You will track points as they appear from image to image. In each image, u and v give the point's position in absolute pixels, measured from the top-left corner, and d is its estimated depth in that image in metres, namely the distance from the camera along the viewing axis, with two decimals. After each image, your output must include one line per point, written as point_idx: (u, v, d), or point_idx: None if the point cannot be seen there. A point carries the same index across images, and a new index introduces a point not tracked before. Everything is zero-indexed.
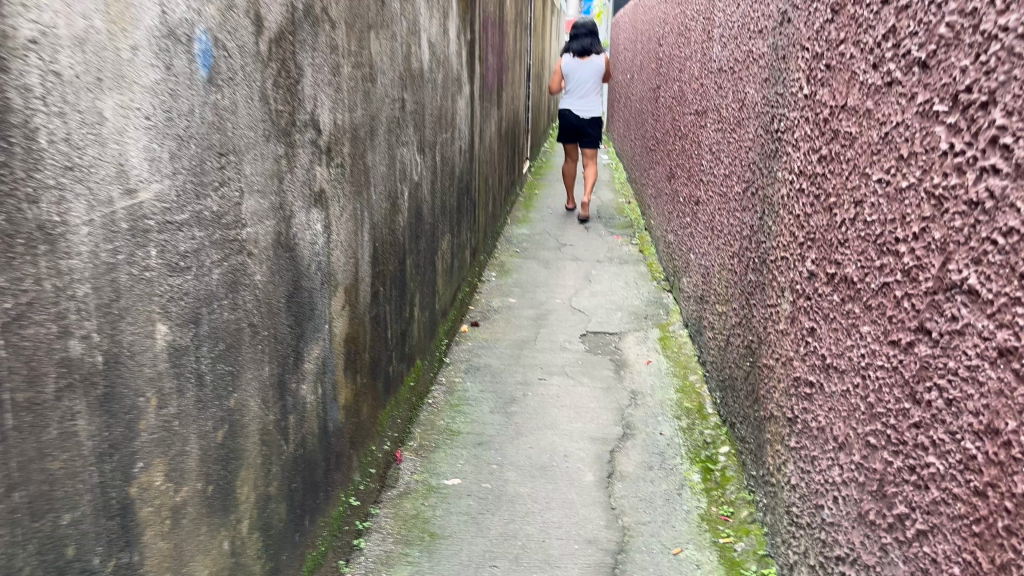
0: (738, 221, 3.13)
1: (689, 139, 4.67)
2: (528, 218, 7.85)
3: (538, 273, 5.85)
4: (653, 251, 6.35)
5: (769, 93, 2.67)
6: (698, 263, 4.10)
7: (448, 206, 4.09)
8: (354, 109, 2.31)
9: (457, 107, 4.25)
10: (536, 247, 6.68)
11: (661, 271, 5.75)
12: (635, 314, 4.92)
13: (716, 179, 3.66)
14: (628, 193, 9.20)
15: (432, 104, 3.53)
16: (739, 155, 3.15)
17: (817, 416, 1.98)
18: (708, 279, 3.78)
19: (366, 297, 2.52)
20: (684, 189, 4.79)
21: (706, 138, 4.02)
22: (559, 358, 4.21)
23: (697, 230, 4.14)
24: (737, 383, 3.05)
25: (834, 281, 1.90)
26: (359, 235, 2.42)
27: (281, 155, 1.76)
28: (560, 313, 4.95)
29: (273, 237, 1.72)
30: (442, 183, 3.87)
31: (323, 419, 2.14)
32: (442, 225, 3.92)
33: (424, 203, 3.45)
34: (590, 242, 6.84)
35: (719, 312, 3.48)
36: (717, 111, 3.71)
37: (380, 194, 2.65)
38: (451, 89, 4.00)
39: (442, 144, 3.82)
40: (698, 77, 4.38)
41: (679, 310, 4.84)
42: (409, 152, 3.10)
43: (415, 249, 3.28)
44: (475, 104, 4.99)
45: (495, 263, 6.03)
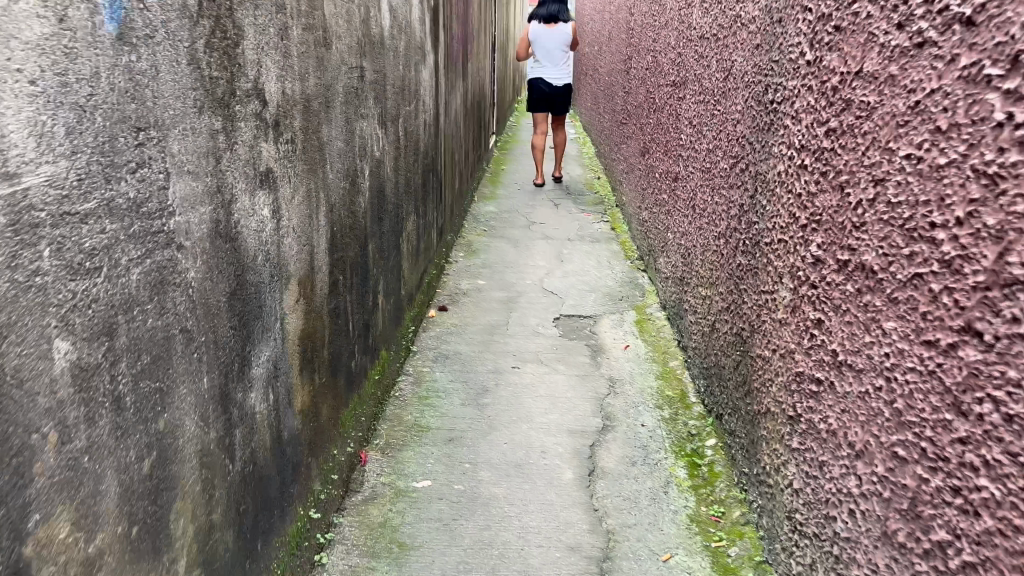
0: (725, 199, 2.93)
1: (665, 112, 4.46)
2: (496, 194, 7.60)
3: (508, 253, 5.62)
4: (626, 229, 6.15)
5: (762, 61, 2.46)
6: (677, 243, 3.90)
7: (412, 186, 3.84)
8: (306, 78, 2.05)
9: (421, 78, 3.99)
10: (505, 225, 6.45)
11: (634, 250, 5.56)
12: (611, 296, 4.73)
13: (698, 155, 3.46)
14: (598, 169, 8.99)
15: (394, 74, 3.27)
16: (725, 129, 2.94)
17: (827, 418, 1.79)
18: (689, 260, 3.59)
19: (323, 288, 2.28)
20: (660, 165, 4.58)
21: (685, 111, 3.81)
22: (532, 344, 4.00)
23: (676, 209, 3.94)
24: (725, 372, 2.87)
25: (847, 269, 1.71)
26: (314, 220, 2.17)
27: (218, 130, 1.51)
28: (532, 295, 4.73)
29: (210, 227, 1.48)
30: (405, 161, 3.62)
31: (277, 428, 1.91)
32: (406, 206, 3.67)
33: (387, 182, 3.20)
34: (561, 220, 6.62)
35: (702, 296, 3.29)
36: (699, 82, 3.49)
37: (337, 173, 2.40)
38: (413, 58, 3.73)
39: (405, 118, 3.56)
40: (675, 46, 4.15)
41: (655, 291, 4.65)
42: (370, 126, 2.84)
43: (378, 232, 3.03)
44: (440, 76, 4.72)
45: (462, 243, 5.79)
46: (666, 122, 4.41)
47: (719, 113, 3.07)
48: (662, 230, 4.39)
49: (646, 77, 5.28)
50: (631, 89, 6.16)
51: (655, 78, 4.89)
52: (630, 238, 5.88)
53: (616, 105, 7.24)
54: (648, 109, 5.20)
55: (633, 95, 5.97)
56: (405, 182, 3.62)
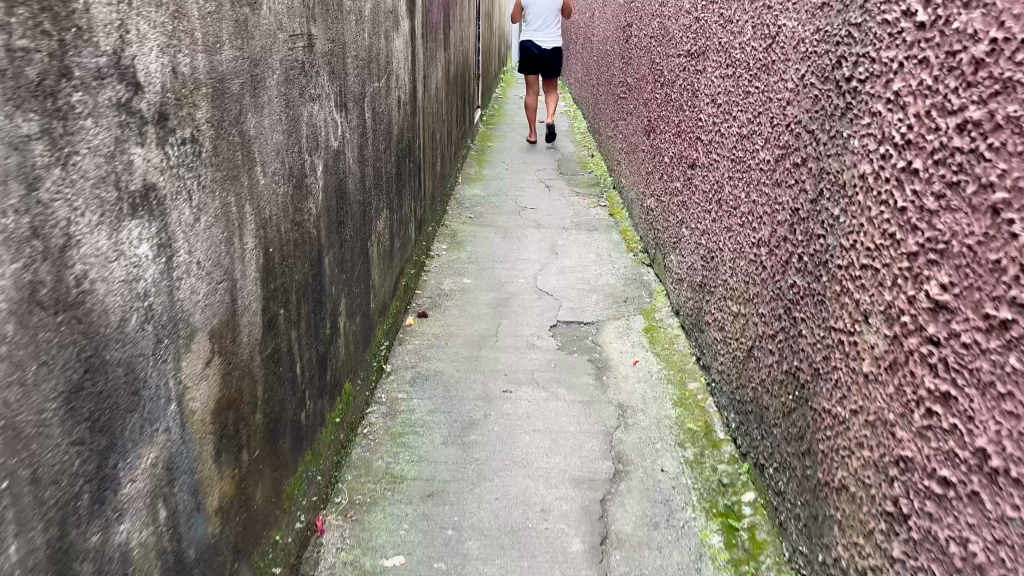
0: (768, 199, 2.36)
1: (677, 87, 3.88)
2: (482, 175, 7.00)
3: (497, 246, 5.05)
4: (626, 216, 5.59)
5: (831, 25, 1.88)
6: (696, 242, 3.34)
7: (386, 176, 3.26)
8: (217, 50, 1.46)
9: (394, 49, 3.37)
10: (493, 211, 5.86)
11: (637, 241, 5.01)
12: (614, 298, 4.17)
13: (725, 140, 2.89)
14: (591, 146, 8.39)
15: (358, 43, 2.66)
16: (770, 110, 2.37)
17: (965, 542, 1.26)
18: (714, 265, 3.04)
19: (255, 332, 1.70)
20: (670, 147, 4.01)
21: (707, 88, 3.22)
22: (527, 360, 3.45)
23: (695, 202, 3.37)
24: (768, 415, 2.33)
25: (1010, 335, 1.16)
26: (238, 245, 1.59)
27: (34, 137, 0.93)
28: (525, 298, 4.17)
29: (18, 295, 0.90)
30: (375, 150, 3.02)
31: (179, 550, 1.35)
32: (377, 203, 3.10)
33: (350, 179, 2.61)
34: (554, 205, 6.04)
35: (732, 311, 2.75)
36: (727, 51, 2.90)
37: (275, 175, 1.82)
38: (384, 23, 3.12)
39: (374, 98, 2.96)
40: (692, 9, 3.54)
41: (665, 292, 4.11)
42: (324, 110, 2.25)
43: (338, 241, 2.46)
44: (417, 47, 4.12)
45: (445, 234, 5.21)
46: (679, 99, 3.83)
47: (758, 89, 2.49)
48: (674, 224, 3.83)
49: (651, 47, 4.68)
50: (631, 60, 5.55)
51: (664, 47, 4.28)
52: (631, 226, 5.32)
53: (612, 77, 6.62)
54: (654, 82, 4.61)
55: (634, 67, 5.36)
56: (375, 175, 3.03)
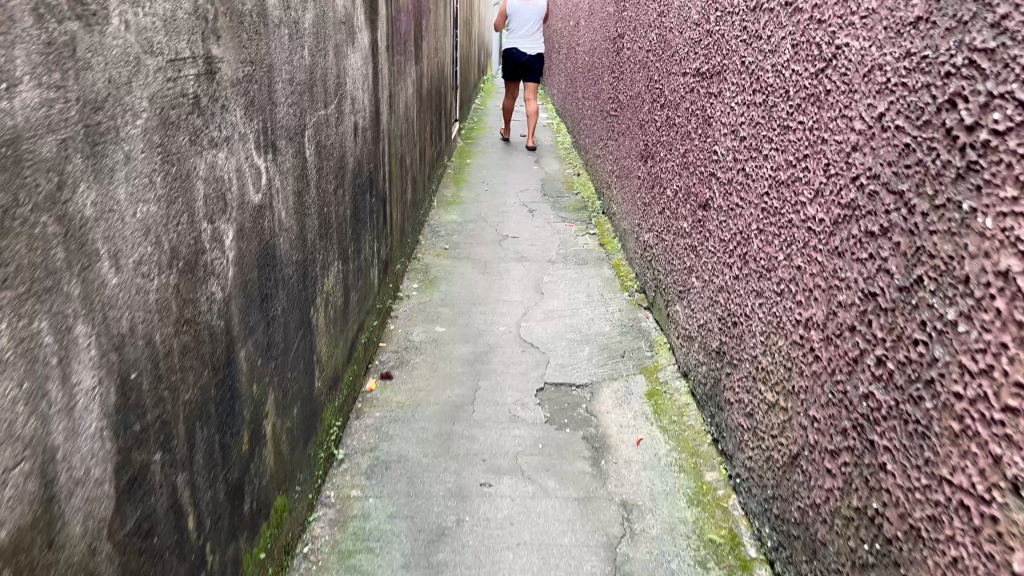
0: (823, 269, 1.82)
1: (682, 110, 3.36)
2: (459, 198, 6.43)
3: (475, 284, 4.49)
4: (618, 247, 5.05)
5: (936, 49, 1.35)
6: (710, 298, 2.81)
7: (338, 222, 2.70)
8: (3, 93, 0.89)
9: (348, 67, 2.81)
10: (471, 240, 5.30)
11: (632, 278, 4.47)
12: (610, 351, 3.62)
13: (752, 182, 2.35)
14: (576, 164, 7.86)
15: (294, 64, 2.10)
16: (824, 154, 1.82)
17: None
18: (737, 332, 2.49)
19: (102, 509, 1.14)
20: (674, 178, 3.48)
21: (724, 115, 2.68)
22: (509, 437, 2.88)
23: (709, 250, 2.84)
24: (824, 553, 1.78)
25: None
26: (59, 394, 1.02)
27: None
28: (507, 351, 3.60)
29: None
30: (322, 191, 2.46)
31: None
32: (326, 257, 2.53)
33: (284, 236, 2.05)
34: (538, 234, 5.49)
35: (765, 399, 2.20)
36: (754, 72, 2.37)
37: (146, 264, 1.26)
38: (333, 37, 2.56)
39: (318, 129, 2.39)
40: (703, 20, 3.01)
41: (667, 345, 3.57)
42: (239, 156, 1.69)
43: (263, 322, 1.90)
44: (381, 61, 3.56)
45: (416, 270, 4.64)
46: (685, 125, 3.29)
47: (804, 123, 1.95)
48: (681, 270, 3.29)
49: (649, 62, 4.15)
50: (623, 75, 5.02)
51: (664, 64, 3.76)
52: (625, 260, 4.78)
53: (601, 92, 6.08)
54: (651, 103, 4.09)
55: (627, 83, 4.83)
56: (322, 222, 2.47)
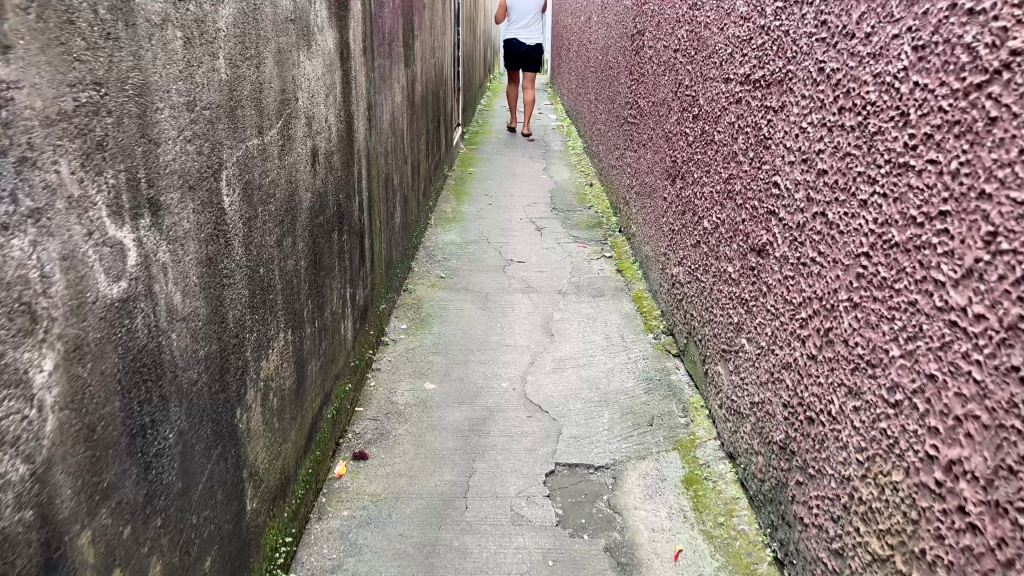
0: (986, 395, 1.19)
1: (724, 124, 2.72)
2: (460, 213, 5.80)
3: (473, 323, 3.86)
4: (639, 274, 4.41)
5: None
6: (770, 372, 2.17)
7: (286, 281, 2.07)
8: None
9: (300, 78, 2.18)
10: (471, 266, 4.67)
11: (657, 315, 3.83)
12: (635, 416, 2.98)
13: (841, 234, 1.72)
14: (589, 171, 7.21)
15: (197, 79, 1.48)
16: (987, 217, 1.21)
17: None
18: (813, 432, 1.85)
19: None
20: (713, 206, 2.85)
21: (791, 139, 2.04)
22: (511, 550, 2.26)
23: (767, 309, 2.20)
24: None
25: None
26: None
27: None
28: (509, 417, 2.97)
29: None
30: (256, 248, 1.84)
31: None
32: (266, 332, 1.91)
33: (181, 326, 1.43)
34: (546, 258, 4.86)
35: (865, 544, 1.57)
36: (842, 83, 1.73)
37: None
38: (273, 41, 1.94)
39: (247, 164, 1.77)
40: (756, 12, 2.37)
41: (706, 410, 2.93)
42: (72, 229, 1.07)
43: (141, 467, 1.28)
44: (355, 67, 2.94)
45: (406, 305, 4.01)
46: (729, 144, 2.65)
47: (941, 165, 1.32)
48: (724, 325, 2.65)
49: (677, 64, 3.51)
50: (644, 77, 4.38)
51: (698, 66, 3.12)
52: (648, 291, 4.14)
53: (617, 95, 5.43)
54: (680, 112, 3.45)
55: (649, 87, 4.18)
56: (257, 288, 1.85)
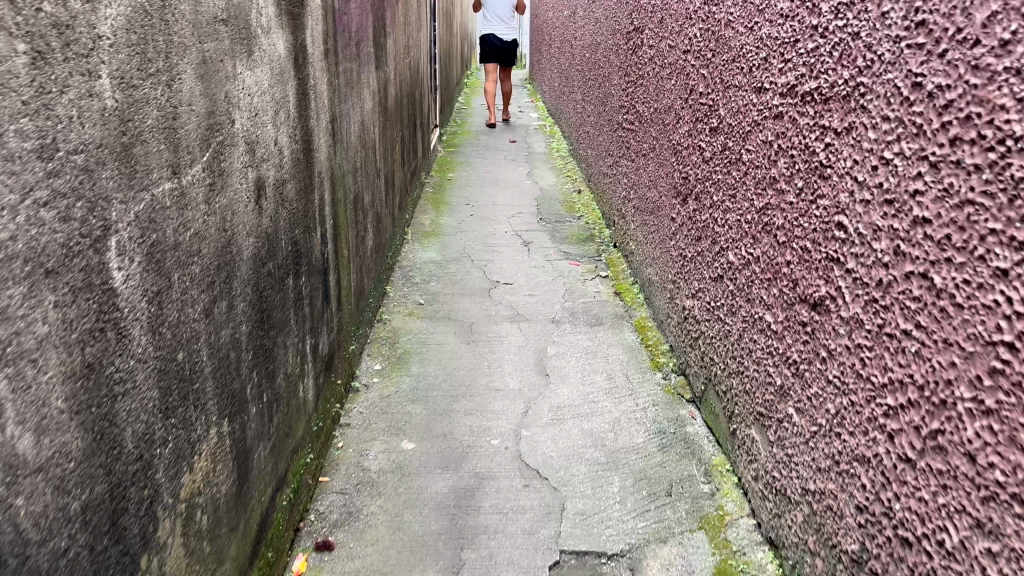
0: None
1: (755, 143, 2.29)
2: (439, 226, 5.32)
3: (456, 360, 3.40)
4: (640, 298, 3.97)
5: None
6: (834, 461, 1.73)
7: (222, 360, 1.60)
8: None
9: (237, 94, 1.71)
10: (453, 290, 4.20)
11: (665, 350, 3.39)
12: (650, 482, 2.54)
13: (959, 309, 1.28)
14: (576, 176, 6.76)
15: (59, 110, 1.01)
16: None
17: None
18: (911, 560, 1.42)
19: None
20: (740, 239, 2.41)
21: (864, 171, 1.61)
22: None
23: (829, 380, 1.76)
24: None
25: None
26: None
27: None
28: (503, 486, 2.52)
29: None
30: (173, 328, 1.37)
31: None
32: (189, 437, 1.44)
33: (36, 481, 0.97)
34: (535, 278, 4.40)
35: None
36: (957, 105, 1.29)
37: None
38: (194, 48, 1.47)
39: (156, 219, 1.30)
40: (804, 10, 1.93)
41: (734, 477, 2.50)
42: None
43: None
44: (313, 74, 2.47)
45: (379, 340, 3.54)
46: (764, 167, 2.21)
47: None
48: (761, 383, 2.21)
49: (688, 67, 3.06)
50: (644, 79, 3.93)
51: (718, 71, 2.68)
52: (652, 319, 3.70)
53: (610, 97, 4.99)
54: (693, 122, 3.01)
55: (650, 91, 3.75)
56: (176, 382, 1.39)
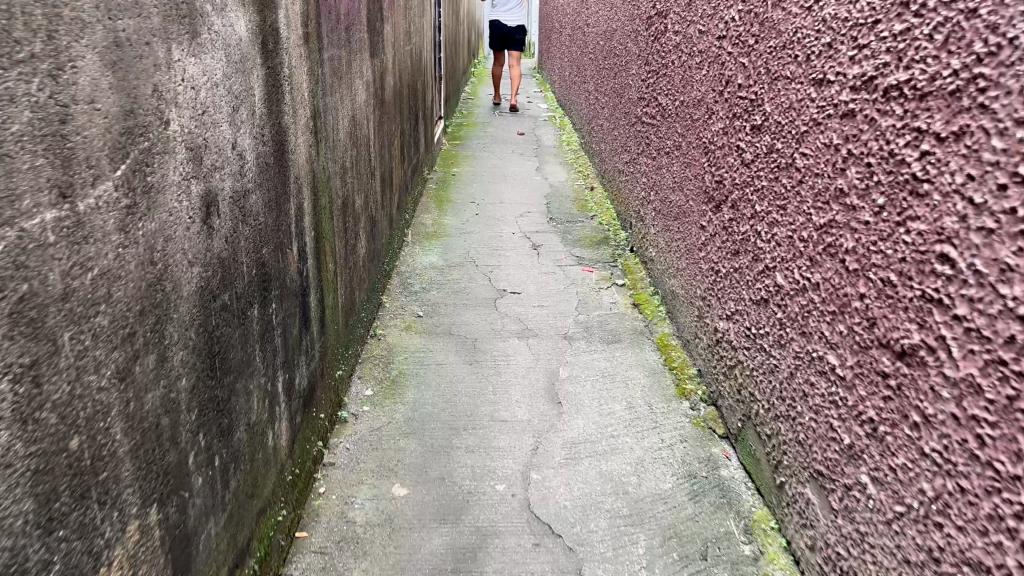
0: None
1: (812, 146, 1.91)
2: (441, 227, 4.95)
3: (457, 384, 3.02)
4: (662, 310, 3.59)
5: None
6: (931, 558, 1.36)
7: (148, 432, 1.24)
8: None
9: (176, 88, 1.35)
10: (455, 300, 3.83)
11: (692, 374, 3.02)
12: (681, 541, 2.18)
13: None
14: (588, 173, 6.36)
15: None
16: None
17: None
18: None
19: None
20: (792, 259, 2.04)
21: (987, 191, 1.25)
22: None
23: (925, 454, 1.39)
24: None
25: None
26: None
27: None
28: (510, 546, 2.16)
29: None
30: (63, 408, 1.01)
31: None
32: (90, 549, 1.08)
33: None
34: (546, 287, 4.02)
35: None
36: None
37: None
38: (102, 26, 1.10)
39: (28, 262, 0.93)
40: None
41: (780, 538, 2.13)
42: None
43: None
44: (290, 63, 2.10)
45: (371, 361, 3.17)
46: (825, 176, 1.84)
47: None
48: (820, 436, 1.84)
49: (723, 55, 2.68)
50: (667, 69, 3.55)
51: (763, 60, 2.30)
52: (675, 337, 3.32)
53: (628, 88, 4.60)
54: (729, 119, 2.63)
55: (676, 82, 3.37)
56: (67, 479, 1.02)
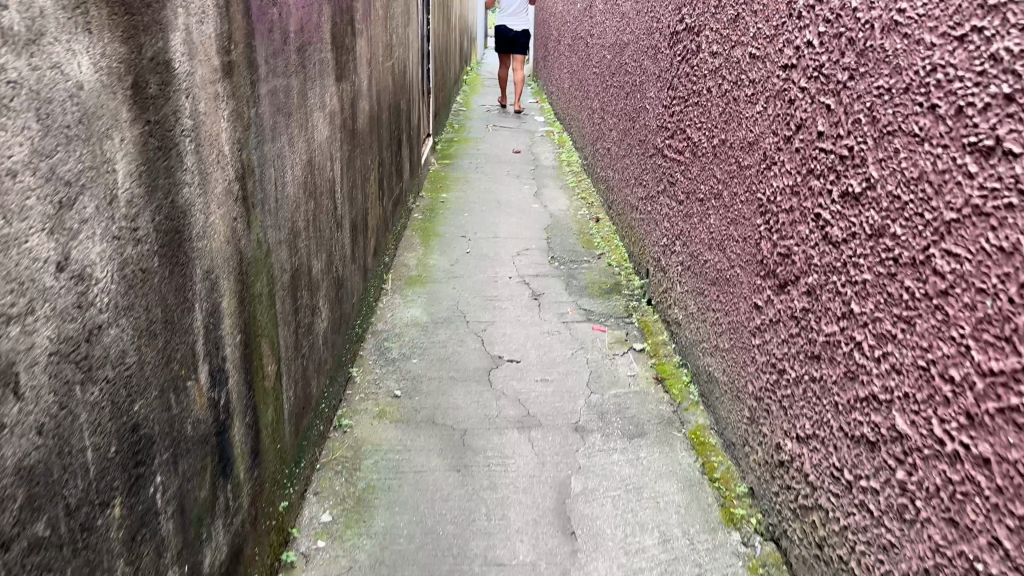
0: None
1: (971, 244, 1.28)
2: (427, 270, 4.28)
3: (441, 503, 2.36)
4: (694, 392, 2.94)
5: None
6: None
7: None
8: None
9: None
10: (441, 372, 3.17)
11: (743, 491, 2.37)
12: None
13: None
14: (593, 200, 5.71)
15: None
16: None
17: None
18: None
19: None
20: (926, 402, 1.40)
21: None
22: None
23: None
24: None
25: None
26: None
27: None
28: None
29: None
30: None
31: None
32: None
33: None
34: (550, 353, 3.37)
35: None
36: None
37: None
38: None
39: None
40: None
41: None
42: None
43: None
44: (198, 109, 1.45)
45: (333, 468, 2.50)
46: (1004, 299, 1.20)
47: None
48: None
49: (790, 91, 2.05)
50: (700, 98, 2.92)
51: (864, 105, 1.66)
52: (714, 432, 2.67)
53: (644, 112, 3.97)
54: (801, 176, 1.99)
55: (713, 116, 2.74)
56: None
